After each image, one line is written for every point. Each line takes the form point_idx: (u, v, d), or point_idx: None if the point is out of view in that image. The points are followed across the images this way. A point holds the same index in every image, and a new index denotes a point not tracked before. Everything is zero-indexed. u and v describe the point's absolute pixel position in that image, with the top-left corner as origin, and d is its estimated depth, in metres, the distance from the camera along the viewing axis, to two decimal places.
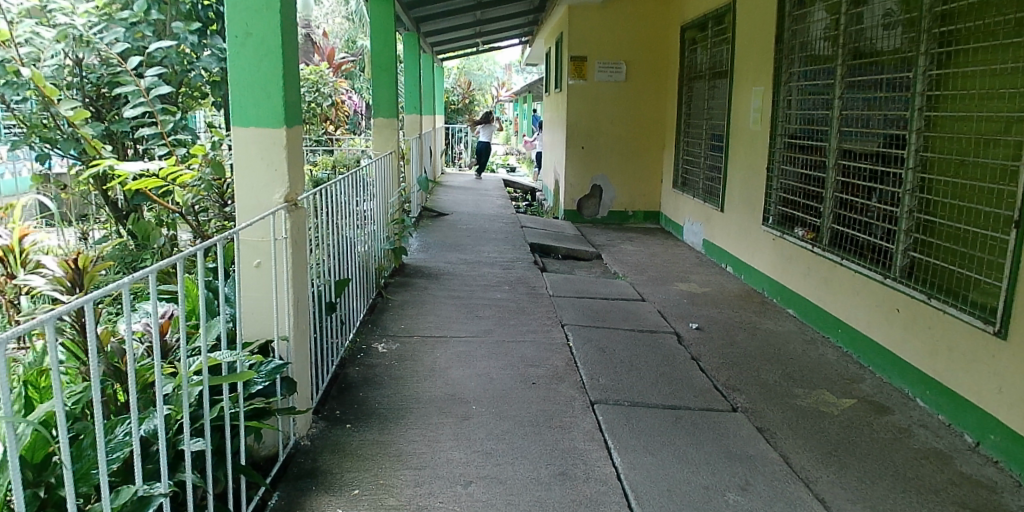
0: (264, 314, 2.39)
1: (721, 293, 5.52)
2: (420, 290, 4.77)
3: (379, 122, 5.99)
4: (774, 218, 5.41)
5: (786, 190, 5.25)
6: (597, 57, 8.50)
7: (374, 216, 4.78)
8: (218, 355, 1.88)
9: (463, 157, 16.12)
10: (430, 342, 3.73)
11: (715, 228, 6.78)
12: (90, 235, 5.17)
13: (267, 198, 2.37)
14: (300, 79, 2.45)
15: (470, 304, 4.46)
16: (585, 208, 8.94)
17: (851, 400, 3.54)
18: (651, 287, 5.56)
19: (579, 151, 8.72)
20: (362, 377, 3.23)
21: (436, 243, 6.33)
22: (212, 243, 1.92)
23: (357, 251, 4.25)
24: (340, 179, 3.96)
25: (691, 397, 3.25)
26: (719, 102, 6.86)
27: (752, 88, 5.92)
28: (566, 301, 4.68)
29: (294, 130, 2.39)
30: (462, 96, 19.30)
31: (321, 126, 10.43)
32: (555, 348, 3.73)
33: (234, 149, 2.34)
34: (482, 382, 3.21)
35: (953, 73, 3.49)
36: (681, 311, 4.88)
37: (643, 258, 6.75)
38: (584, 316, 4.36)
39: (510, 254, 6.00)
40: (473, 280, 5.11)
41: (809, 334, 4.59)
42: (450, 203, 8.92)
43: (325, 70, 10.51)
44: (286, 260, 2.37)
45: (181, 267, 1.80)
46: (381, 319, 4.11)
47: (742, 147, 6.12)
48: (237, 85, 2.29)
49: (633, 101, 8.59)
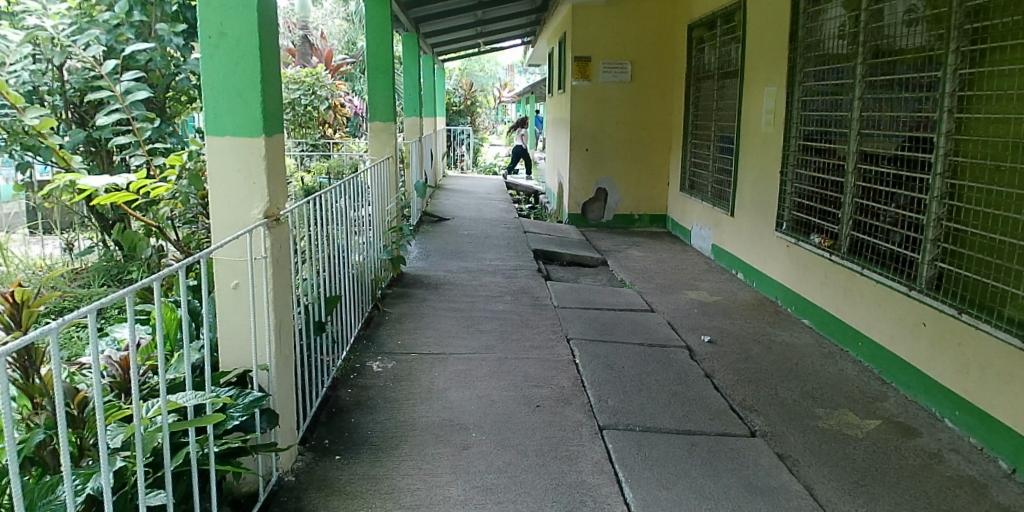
0: (240, 338, 2.19)
1: (732, 302, 5.31)
2: (419, 301, 4.57)
3: (376, 126, 5.79)
4: (788, 224, 5.20)
5: (801, 195, 5.03)
6: (601, 57, 8.29)
7: (371, 225, 4.59)
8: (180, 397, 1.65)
9: (466, 159, 15.92)
10: (428, 360, 3.52)
11: (724, 233, 6.56)
12: (76, 245, 4.99)
13: (245, 214, 2.16)
14: (282, 83, 2.25)
15: (471, 317, 4.25)
16: (590, 212, 8.73)
17: (876, 421, 3.33)
18: (660, 296, 5.35)
19: (584, 153, 8.51)
20: (355, 400, 3.03)
21: (437, 251, 6.13)
22: (178, 270, 1.71)
23: (352, 262, 4.05)
24: (334, 186, 3.76)
25: (706, 420, 3.04)
26: (728, 103, 6.64)
27: (764, 89, 5.69)
28: (571, 313, 4.47)
29: (274, 138, 2.19)
30: (464, 97, 19.08)
31: (319, 130, 10.34)
32: (561, 365, 3.52)
33: (208, 159, 2.14)
34: (483, 405, 3.00)
35: (986, 73, 3.28)
36: (692, 322, 4.67)
37: (650, 265, 6.53)
38: (591, 330, 4.15)
39: (513, 262, 5.79)
40: (474, 290, 4.90)
41: (827, 347, 4.38)
42: (451, 208, 8.72)
43: (322, 72, 10.39)
44: (267, 279, 2.17)
45: (132, 300, 1.49)
46: (377, 335, 3.91)
47: (754, 149, 5.90)
48: (211, 91, 2.09)
49: (639, 102, 8.38)
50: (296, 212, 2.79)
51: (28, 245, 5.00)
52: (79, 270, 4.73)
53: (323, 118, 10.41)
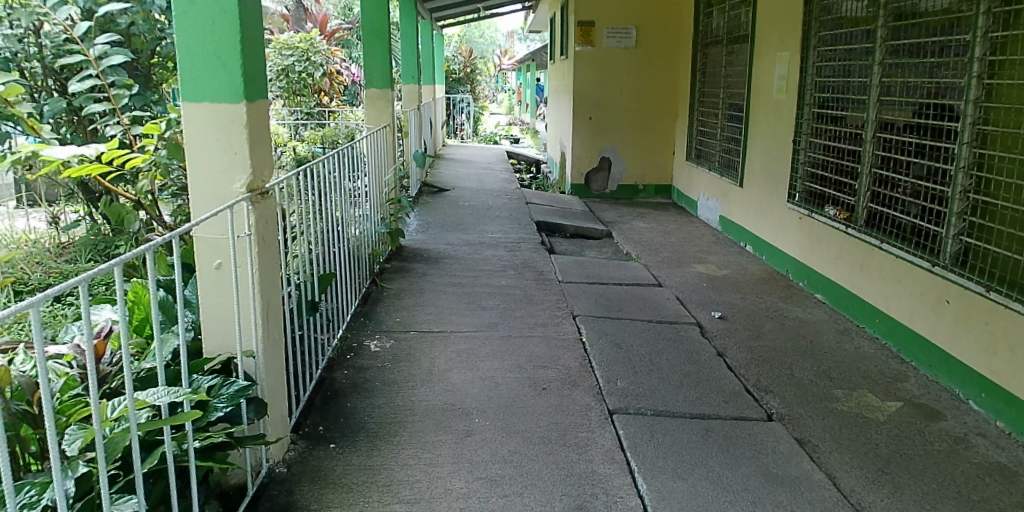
0: (225, 321, 2.03)
1: (742, 276, 5.14)
2: (418, 276, 4.40)
3: (369, 93, 5.40)
4: (800, 195, 5.01)
5: (815, 165, 4.83)
6: (605, 22, 8.01)
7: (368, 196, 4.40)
8: (151, 395, 1.48)
9: (465, 128, 15.66)
10: (428, 338, 3.36)
11: (733, 204, 6.37)
12: (62, 217, 4.82)
13: (226, 188, 1.99)
14: (263, 44, 2.05)
15: (472, 293, 4.09)
16: (593, 182, 8.51)
17: (896, 404, 3.20)
18: (667, 270, 5.17)
19: (587, 122, 8.27)
20: (351, 382, 2.88)
21: (437, 223, 5.95)
22: (146, 252, 1.51)
23: (347, 236, 3.88)
24: (327, 157, 3.57)
25: (721, 404, 2.90)
26: (738, 69, 6.40)
27: (775, 54, 5.45)
28: (576, 288, 4.31)
29: (256, 106, 2.00)
30: (463, 64, 18.69)
31: (314, 98, 10.11)
32: (567, 344, 3.36)
33: (185, 128, 1.96)
34: (485, 388, 2.85)
35: (1017, 35, 3.06)
36: (701, 297, 4.51)
37: (656, 237, 6.35)
38: (597, 306, 3.98)
39: (515, 235, 5.62)
40: (476, 264, 4.73)
41: (842, 324, 4.22)
42: (451, 178, 8.52)
43: (317, 38, 10.14)
44: (253, 257, 2.00)
45: (90, 290, 1.27)
46: (375, 312, 3.75)
47: (764, 117, 5.67)
48: (187, 53, 1.90)
49: (643, 69, 8.12)
50: (284, 184, 2.64)
51: (13, 218, 4.83)
52: (64, 244, 4.55)
53: (319, 86, 10.16)
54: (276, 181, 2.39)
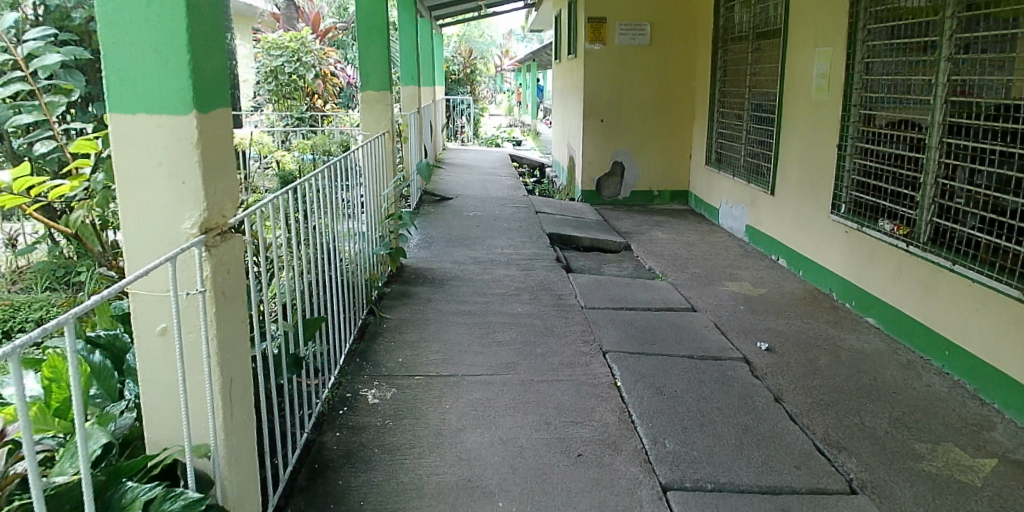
0: (175, 404, 1.53)
1: (781, 296, 4.64)
2: (421, 302, 3.90)
3: (366, 96, 4.71)
4: (847, 206, 4.52)
5: (866, 173, 4.33)
6: (618, 18, 7.50)
7: (364, 210, 3.89)
8: None
9: (465, 130, 15.21)
10: (436, 386, 2.86)
11: (761, 213, 5.86)
12: (21, 238, 4.34)
13: (171, 229, 1.48)
14: (221, 34, 1.54)
15: (484, 323, 3.58)
16: (605, 188, 8.00)
17: (992, 461, 2.69)
18: (697, 290, 4.66)
19: (599, 124, 7.76)
20: (345, 448, 2.37)
21: (440, 237, 5.45)
22: (8, 356, 0.96)
23: (340, 262, 3.37)
24: (318, 171, 3.07)
25: (792, 471, 2.39)
26: (766, 66, 5.89)
27: (814, 50, 4.94)
28: (601, 315, 3.80)
29: (212, 117, 1.50)
30: (463, 64, 18.23)
31: (305, 101, 9.62)
32: (600, 392, 2.86)
33: (114, 147, 1.45)
34: (508, 455, 2.34)
35: None
36: (740, 324, 4.00)
37: (679, 249, 5.85)
38: (627, 338, 3.48)
39: (527, 250, 5.11)
40: (486, 286, 4.23)
41: (904, 357, 3.72)
42: (453, 184, 8.03)
43: (309, 37, 9.66)
44: (213, 321, 1.50)
45: None
46: (373, 350, 3.24)
47: (800, 120, 5.17)
48: (115, 46, 1.40)
49: (659, 67, 7.61)
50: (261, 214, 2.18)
51: None
52: (22, 269, 4.09)
53: (311, 88, 9.69)
54: (248, 213, 1.90)
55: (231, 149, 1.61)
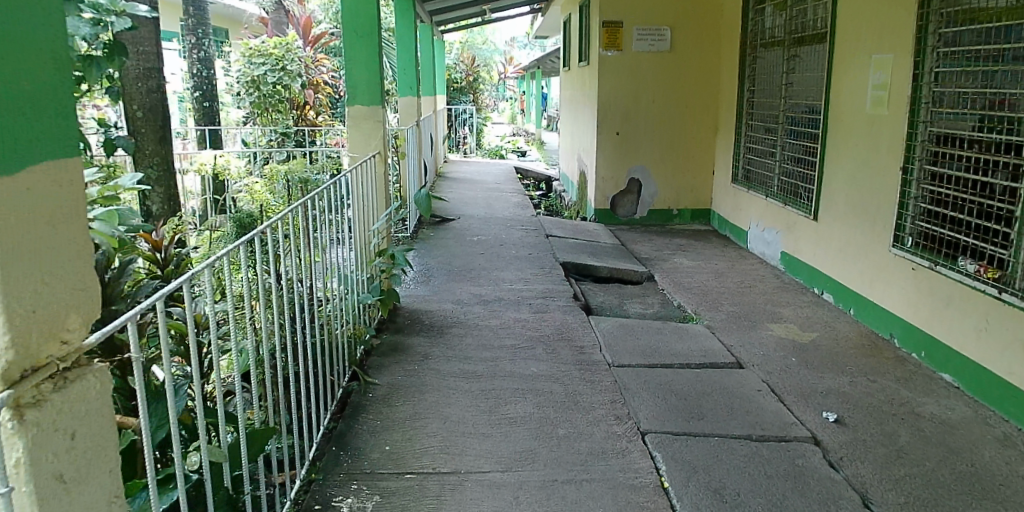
0: None
1: (835, 343, 4.00)
2: (417, 358, 3.26)
3: (352, 112, 4.09)
4: (911, 239, 3.88)
5: (938, 203, 3.70)
6: (634, 22, 6.88)
7: (351, 245, 3.26)
8: None
9: (468, 142, 14.63)
10: (430, 492, 2.21)
11: (800, 240, 5.21)
12: None
13: None
14: (36, 34, 1.07)
15: (492, 390, 2.94)
16: (620, 206, 7.37)
17: None
18: (737, 334, 4.02)
19: (614, 138, 7.13)
20: None
21: (440, 268, 4.82)
22: None
23: (315, 318, 2.75)
24: (286, 210, 2.43)
25: None
26: (805, 75, 5.26)
27: (870, 58, 4.30)
28: (632, 376, 3.16)
29: (27, 182, 1.05)
30: (465, 73, 17.63)
31: (288, 113, 9.06)
32: (644, 499, 2.21)
33: None
34: None
35: None
36: (796, 384, 3.37)
37: (708, 279, 5.21)
38: (668, 410, 2.84)
39: (539, 285, 4.48)
40: (493, 334, 3.60)
41: (1000, 431, 3.06)
42: (457, 203, 7.40)
43: (295, 42, 9.07)
44: None
45: None
46: (355, 431, 2.60)
47: (851, 137, 4.52)
48: None
49: (679, 75, 6.99)
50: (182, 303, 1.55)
51: None
52: None
53: (296, 98, 9.12)
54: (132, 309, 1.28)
55: (79, 211, 1.18)
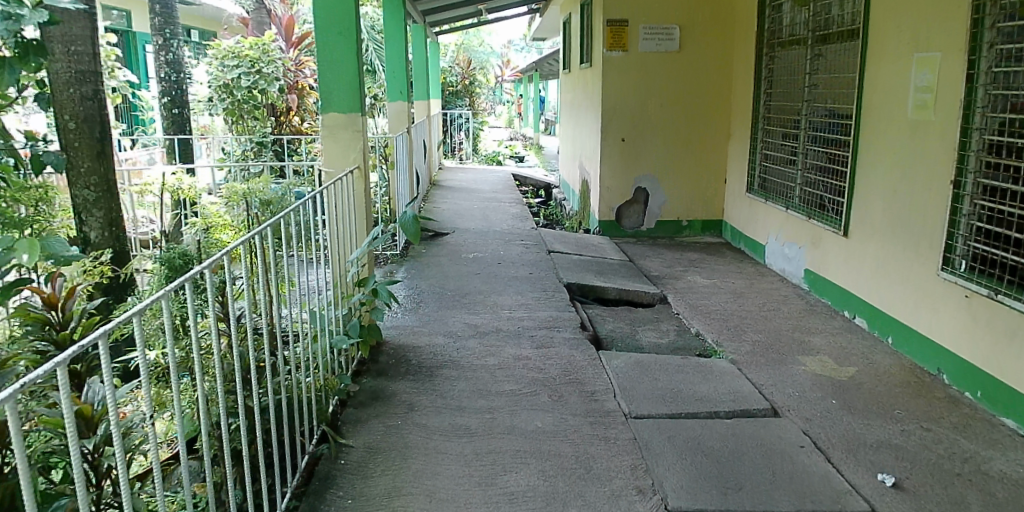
0: None
1: (878, 380, 3.52)
2: (401, 409, 2.79)
3: (327, 120, 3.61)
4: (964, 263, 3.41)
5: (996, 222, 3.23)
6: (641, 20, 6.41)
7: (323, 276, 2.79)
8: None
9: (463, 147, 14.15)
10: None
11: (828, 257, 4.74)
12: None
13: None
14: None
15: (488, 454, 2.46)
16: (626, 217, 6.89)
17: None
18: (766, 371, 3.55)
19: (618, 144, 6.66)
20: None
21: (430, 292, 4.34)
22: None
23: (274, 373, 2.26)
24: (235, 243, 1.96)
25: None
26: (831, 76, 4.79)
27: (913, 56, 3.83)
28: (655, 431, 2.69)
29: None
30: (461, 76, 17.16)
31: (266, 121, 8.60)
32: None
33: None
34: None
35: None
36: (842, 436, 2.90)
37: (727, 301, 4.74)
38: (702, 478, 2.38)
39: (540, 313, 4.00)
40: (490, 376, 3.13)
41: None
42: (450, 215, 6.92)
43: (273, 43, 8.61)
44: None
45: None
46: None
47: (890, 145, 4.05)
48: None
49: (688, 76, 6.53)
50: None
51: None
52: None
53: (275, 104, 8.69)
54: None
55: None
